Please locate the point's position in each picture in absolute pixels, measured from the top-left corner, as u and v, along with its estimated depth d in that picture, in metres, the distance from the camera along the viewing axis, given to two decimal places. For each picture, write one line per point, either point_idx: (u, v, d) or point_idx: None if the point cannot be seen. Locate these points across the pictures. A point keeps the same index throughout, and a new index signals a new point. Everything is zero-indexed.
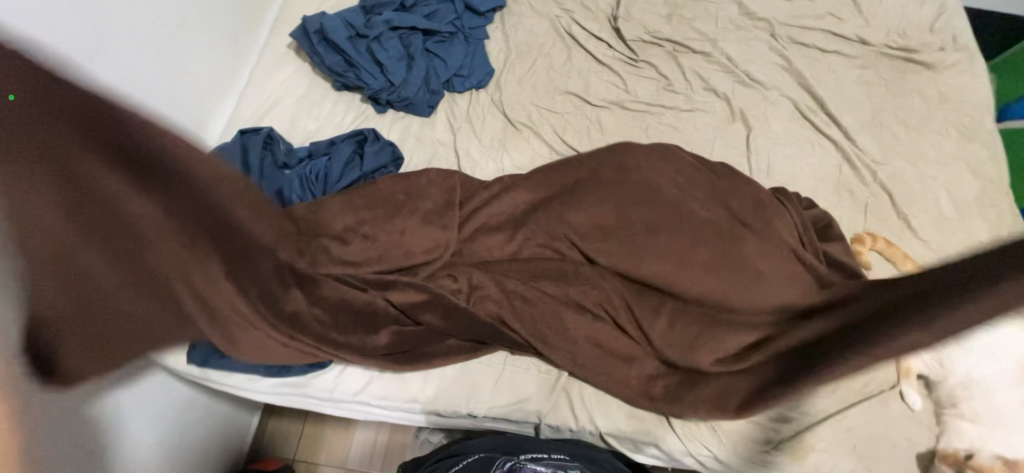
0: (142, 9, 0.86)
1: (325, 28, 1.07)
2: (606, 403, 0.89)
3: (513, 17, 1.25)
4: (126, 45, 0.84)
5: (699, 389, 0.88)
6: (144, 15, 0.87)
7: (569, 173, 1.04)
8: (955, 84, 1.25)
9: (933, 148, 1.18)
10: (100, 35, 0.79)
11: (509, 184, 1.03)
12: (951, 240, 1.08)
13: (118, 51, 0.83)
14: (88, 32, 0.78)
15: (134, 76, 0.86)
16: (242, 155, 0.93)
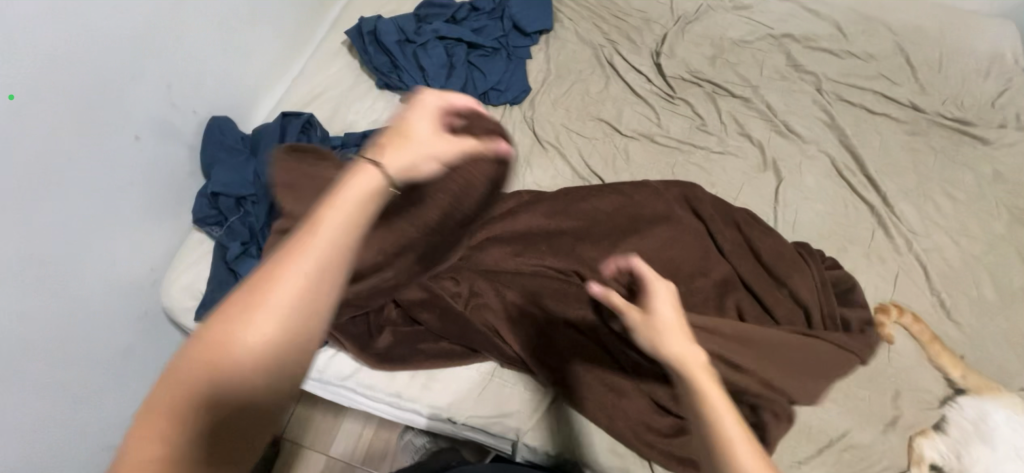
0: None
1: (378, 31, 1.14)
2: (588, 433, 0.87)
3: (558, 41, 1.29)
4: (196, 22, 0.92)
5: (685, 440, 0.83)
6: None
7: (585, 196, 1.05)
8: (1013, 164, 1.18)
9: (980, 227, 1.11)
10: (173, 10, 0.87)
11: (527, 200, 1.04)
12: (988, 327, 1.00)
13: (189, 27, 0.91)
14: (163, 7, 0.85)
15: (199, 50, 0.94)
16: (280, 135, 0.98)
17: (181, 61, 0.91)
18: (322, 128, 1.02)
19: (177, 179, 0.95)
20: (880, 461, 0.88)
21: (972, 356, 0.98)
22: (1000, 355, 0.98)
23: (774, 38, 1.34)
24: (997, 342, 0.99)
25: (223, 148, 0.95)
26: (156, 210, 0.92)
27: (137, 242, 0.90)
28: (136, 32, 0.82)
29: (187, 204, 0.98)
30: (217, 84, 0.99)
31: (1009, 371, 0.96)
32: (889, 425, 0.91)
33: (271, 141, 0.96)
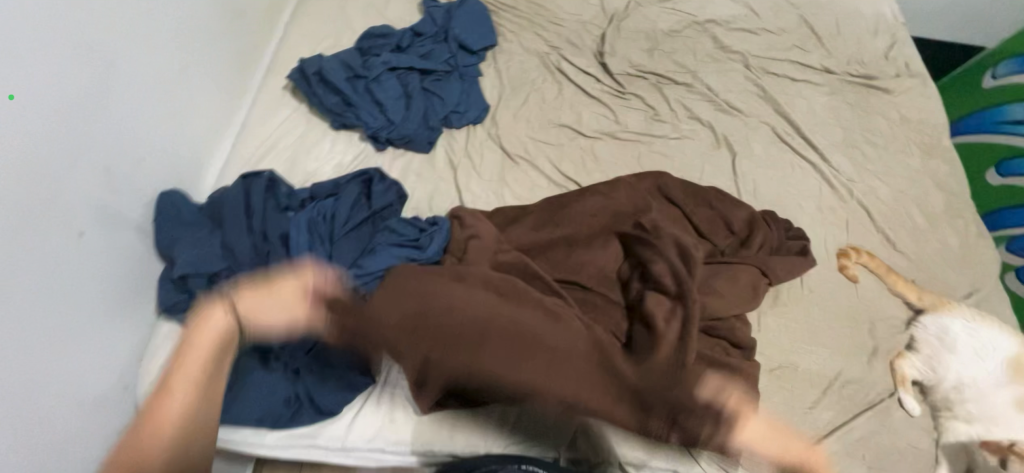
0: (145, 61, 0.86)
1: (323, 70, 1.09)
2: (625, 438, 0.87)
3: (505, 55, 1.30)
4: (129, 93, 0.84)
5: (715, 424, 0.88)
6: (146, 67, 0.87)
7: (570, 193, 1.08)
8: (912, 106, 1.36)
9: (901, 166, 1.27)
10: (109, 79, 0.80)
11: (533, 217, 1.04)
12: (927, 251, 1.15)
13: (121, 103, 0.82)
14: (99, 78, 0.78)
15: (134, 124, 0.85)
16: (245, 199, 0.91)
17: (117, 140, 0.82)
18: (287, 183, 0.96)
19: (132, 269, 0.85)
20: (873, 389, 0.98)
21: (921, 280, 1.11)
22: (941, 272, 1.12)
23: (699, 24, 1.44)
24: (936, 262, 1.14)
25: (183, 226, 0.88)
26: (111, 308, 0.81)
27: (100, 349, 0.80)
28: (75, 108, 0.74)
29: (148, 294, 0.88)
30: (158, 158, 0.90)
31: (950, 285, 1.11)
32: (872, 355, 1.01)
33: (235, 208, 0.89)
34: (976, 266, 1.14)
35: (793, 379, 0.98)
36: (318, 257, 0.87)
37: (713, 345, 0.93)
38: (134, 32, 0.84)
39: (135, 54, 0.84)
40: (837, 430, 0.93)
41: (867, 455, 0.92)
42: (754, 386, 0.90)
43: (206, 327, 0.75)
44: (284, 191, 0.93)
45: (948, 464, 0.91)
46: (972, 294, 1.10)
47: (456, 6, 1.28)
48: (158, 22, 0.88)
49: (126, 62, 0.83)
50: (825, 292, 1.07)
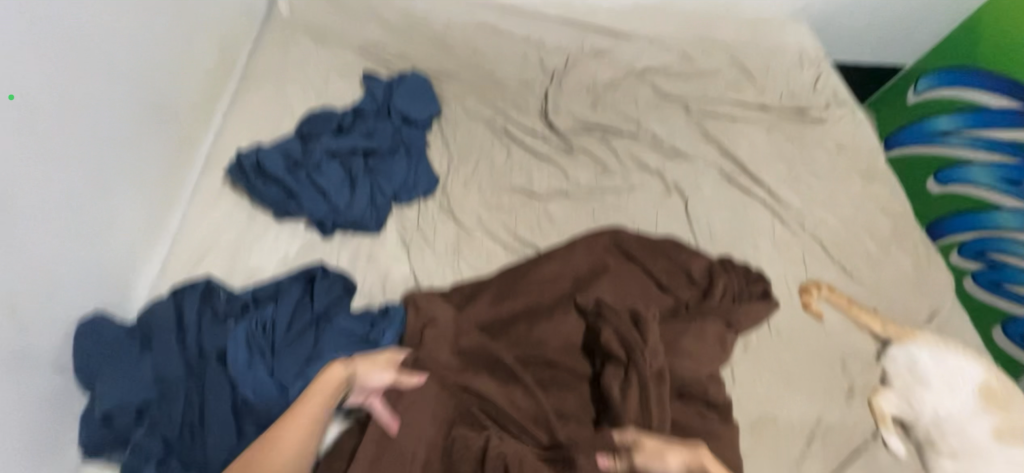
0: (53, 181, 0.80)
1: (261, 162, 1.06)
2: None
3: (451, 123, 1.30)
4: (49, 214, 0.79)
5: None
6: (55, 187, 0.80)
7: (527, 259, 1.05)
8: (846, 134, 1.43)
9: (845, 194, 1.31)
10: (16, 205, 0.74)
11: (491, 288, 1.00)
12: (883, 276, 1.17)
13: (25, 232, 0.75)
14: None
15: (40, 251, 0.78)
16: (177, 315, 0.85)
17: (19, 273, 0.74)
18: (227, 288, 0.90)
19: (47, 412, 0.77)
20: (855, 431, 0.96)
21: (882, 307, 1.13)
22: (899, 297, 1.14)
23: (637, 75, 1.49)
24: (893, 287, 1.16)
25: (107, 353, 0.81)
26: (22, 462, 0.73)
27: None
28: None
29: (68, 436, 0.79)
30: (72, 281, 0.83)
31: (910, 309, 1.13)
32: (848, 394, 1.00)
33: (167, 326, 0.83)
34: (931, 286, 1.17)
35: (775, 431, 0.96)
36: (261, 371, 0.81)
37: (689, 409, 0.90)
38: (62, 146, 0.81)
39: (41, 175, 0.78)
40: None
41: None
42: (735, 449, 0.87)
43: (324, 379, 0.79)
44: (222, 299, 0.87)
45: None
46: (932, 315, 1.12)
47: (396, 81, 1.28)
48: (90, 134, 0.86)
49: (51, 179, 0.79)
50: (793, 332, 1.07)
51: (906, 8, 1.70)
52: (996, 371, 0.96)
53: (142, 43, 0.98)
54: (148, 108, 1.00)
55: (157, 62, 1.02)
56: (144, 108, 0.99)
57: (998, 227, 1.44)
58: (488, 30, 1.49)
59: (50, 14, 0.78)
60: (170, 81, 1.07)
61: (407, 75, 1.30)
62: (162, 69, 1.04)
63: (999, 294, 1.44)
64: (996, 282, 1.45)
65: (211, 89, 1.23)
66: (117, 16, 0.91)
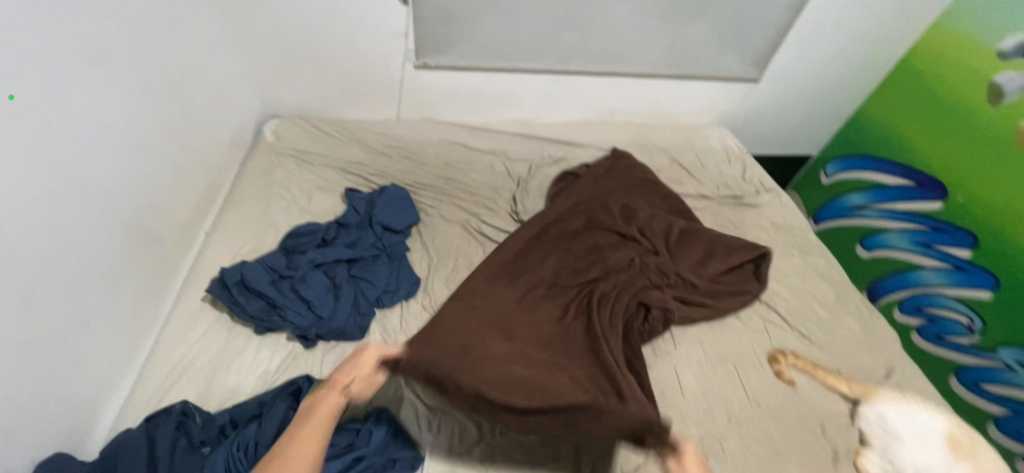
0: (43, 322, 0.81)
1: (244, 278, 1.09)
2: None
3: (428, 228, 1.39)
4: (19, 353, 0.77)
5: None
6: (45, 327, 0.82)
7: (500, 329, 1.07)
8: (777, 214, 1.63)
9: (788, 266, 1.45)
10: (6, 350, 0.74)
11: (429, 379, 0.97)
12: (838, 339, 1.27)
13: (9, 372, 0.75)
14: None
15: (22, 389, 0.77)
16: (148, 447, 0.80)
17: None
18: (203, 411, 0.86)
19: None
20: None
21: (846, 369, 1.20)
22: (856, 357, 1.23)
23: None
24: (850, 349, 1.25)
25: None
26: None
27: None
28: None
29: None
30: (40, 419, 0.80)
31: (869, 368, 1.21)
32: (835, 459, 1.03)
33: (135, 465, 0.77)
34: (882, 345, 1.27)
35: None
36: None
37: None
38: (39, 282, 0.81)
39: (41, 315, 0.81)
40: None
41: None
42: None
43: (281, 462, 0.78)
44: (196, 424, 0.84)
45: None
46: (891, 372, 1.21)
47: (376, 193, 1.39)
48: (84, 269, 0.90)
49: (46, 319, 0.82)
50: (770, 402, 1.11)
51: (820, 102, 1.94)
52: (957, 421, 1.02)
53: (132, 175, 1.04)
54: (133, 234, 1.03)
55: (147, 190, 1.09)
56: (128, 235, 1.02)
57: (927, 284, 1.60)
58: (455, 146, 1.67)
59: (43, 162, 0.82)
60: (158, 207, 1.12)
61: (386, 188, 1.42)
62: (152, 196, 1.10)
63: (946, 346, 1.54)
64: (939, 335, 1.56)
65: (196, 211, 1.29)
66: (108, 155, 0.97)
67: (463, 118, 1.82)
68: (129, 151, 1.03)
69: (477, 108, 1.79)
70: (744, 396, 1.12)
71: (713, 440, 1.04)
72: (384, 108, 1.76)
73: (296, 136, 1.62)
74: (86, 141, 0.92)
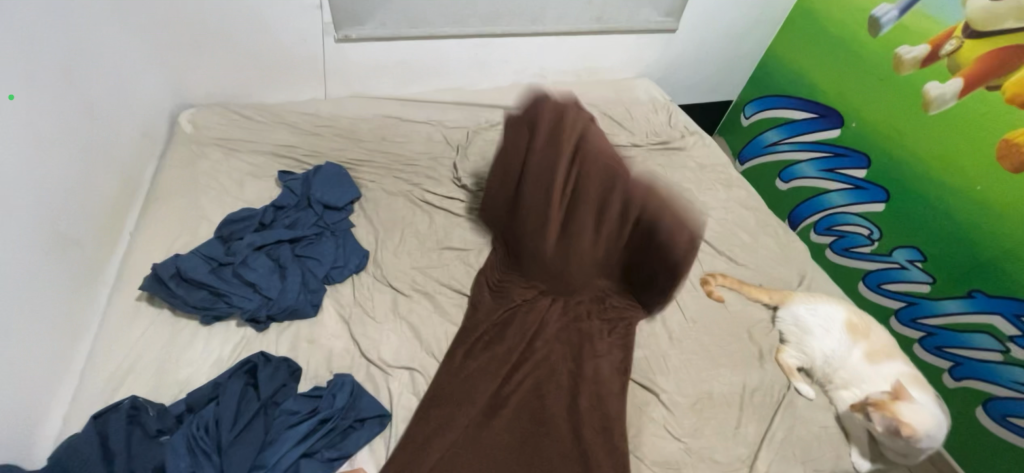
0: None
1: (181, 270, 1.05)
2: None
3: (371, 202, 1.38)
4: None
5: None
6: None
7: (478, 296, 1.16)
8: (702, 154, 1.76)
9: (713, 200, 1.58)
10: None
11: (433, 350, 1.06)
12: (759, 258, 1.41)
13: None
14: None
15: None
16: (100, 443, 0.78)
17: None
18: (155, 403, 0.85)
19: None
20: (773, 387, 1.12)
21: (765, 282, 1.35)
22: (774, 271, 1.39)
23: None
24: (770, 265, 1.40)
25: None
26: None
27: None
28: None
29: None
30: None
31: (786, 279, 1.37)
32: (761, 358, 1.18)
33: (93, 461, 0.75)
34: (795, 257, 1.43)
35: (714, 405, 1.08)
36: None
37: (633, 409, 1.05)
38: None
39: None
40: (763, 440, 1.03)
41: (793, 450, 1.03)
42: (679, 428, 1.03)
43: None
44: (151, 416, 0.83)
45: (851, 431, 1.07)
46: (802, 279, 1.37)
47: (312, 173, 1.36)
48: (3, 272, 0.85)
49: None
50: (703, 319, 1.24)
51: (730, 49, 2.08)
52: (855, 310, 1.18)
53: (38, 173, 0.96)
54: (48, 235, 0.97)
55: (59, 189, 1.01)
56: (40, 236, 0.94)
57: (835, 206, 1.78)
58: (390, 120, 1.65)
59: None
60: (71, 206, 1.04)
61: (320, 167, 1.39)
62: (63, 192, 1.02)
63: (854, 257, 1.73)
64: (846, 248, 1.76)
65: (116, 212, 1.21)
66: (12, 152, 0.90)
67: (394, 91, 1.79)
68: (14, 135, 0.91)
69: (407, 79, 1.76)
70: (682, 317, 1.23)
71: (657, 359, 1.14)
72: (309, 87, 1.69)
73: (217, 124, 1.53)
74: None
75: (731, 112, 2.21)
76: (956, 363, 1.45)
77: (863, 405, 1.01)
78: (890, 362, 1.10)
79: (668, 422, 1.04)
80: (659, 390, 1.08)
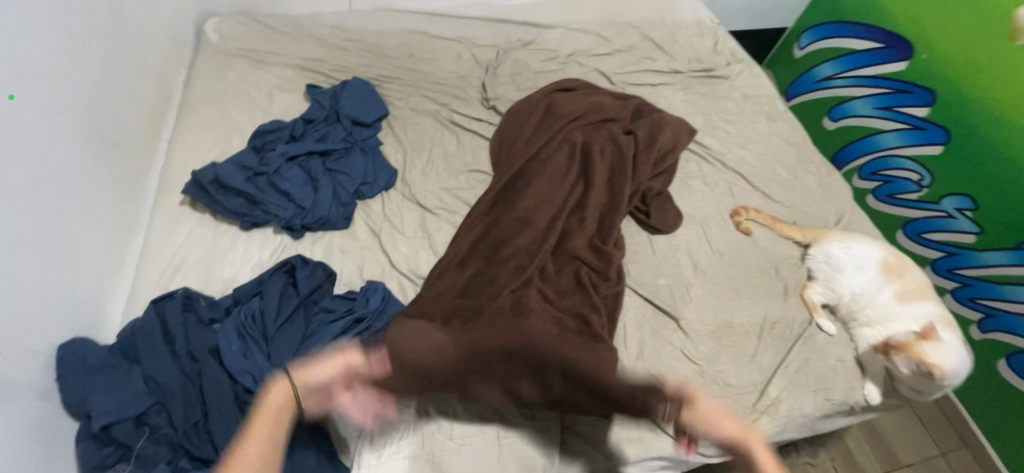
0: (37, 218, 0.83)
1: (219, 177, 1.08)
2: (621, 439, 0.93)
3: (399, 121, 1.36)
4: (25, 248, 0.80)
5: None
6: (40, 224, 0.83)
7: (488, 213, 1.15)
8: (747, 85, 1.63)
9: (755, 134, 1.49)
10: (17, 244, 0.78)
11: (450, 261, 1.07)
12: (797, 195, 1.36)
13: (18, 265, 0.78)
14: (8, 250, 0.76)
15: (31, 280, 0.80)
16: (160, 326, 0.85)
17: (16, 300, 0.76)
18: (204, 295, 0.91)
19: (48, 430, 0.76)
20: (794, 321, 1.13)
21: (799, 220, 1.31)
22: (811, 210, 1.33)
23: (562, 58, 1.60)
24: (806, 203, 1.34)
25: (91, 374, 0.79)
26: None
27: None
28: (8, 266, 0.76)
29: (66, 458, 0.78)
30: (54, 307, 0.84)
31: (822, 218, 1.32)
32: (785, 293, 1.17)
33: (156, 340, 0.83)
34: (836, 196, 1.36)
35: (732, 334, 1.10)
36: (257, 357, 0.85)
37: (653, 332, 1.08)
38: (26, 182, 0.82)
39: (33, 211, 0.82)
40: (778, 368, 1.06)
41: (808, 380, 1.05)
42: (694, 351, 1.07)
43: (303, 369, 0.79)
44: (204, 305, 0.89)
45: (868, 366, 1.06)
46: (840, 219, 1.32)
47: (340, 87, 1.34)
48: (62, 169, 0.90)
49: (45, 214, 0.85)
50: (731, 253, 1.22)
51: None
52: (893, 249, 1.14)
53: (81, 75, 0.97)
54: (93, 137, 1.00)
55: (100, 93, 1.03)
56: (87, 142, 0.97)
57: (887, 148, 1.65)
58: (417, 36, 1.58)
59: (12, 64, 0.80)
60: (112, 110, 1.06)
61: (347, 82, 1.37)
62: (102, 96, 1.03)
63: (898, 203, 1.64)
64: (891, 195, 1.66)
65: (153, 119, 1.23)
66: (59, 54, 0.92)
67: (421, 5, 1.69)
68: (57, 34, 0.92)
69: None
70: (709, 250, 1.22)
71: (679, 287, 1.15)
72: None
73: (243, 35, 1.49)
74: (39, 37, 0.87)
75: (784, 41, 2.02)
76: (987, 316, 1.39)
77: (887, 343, 1.00)
78: (922, 303, 1.08)
79: (685, 346, 1.07)
80: (679, 316, 1.11)
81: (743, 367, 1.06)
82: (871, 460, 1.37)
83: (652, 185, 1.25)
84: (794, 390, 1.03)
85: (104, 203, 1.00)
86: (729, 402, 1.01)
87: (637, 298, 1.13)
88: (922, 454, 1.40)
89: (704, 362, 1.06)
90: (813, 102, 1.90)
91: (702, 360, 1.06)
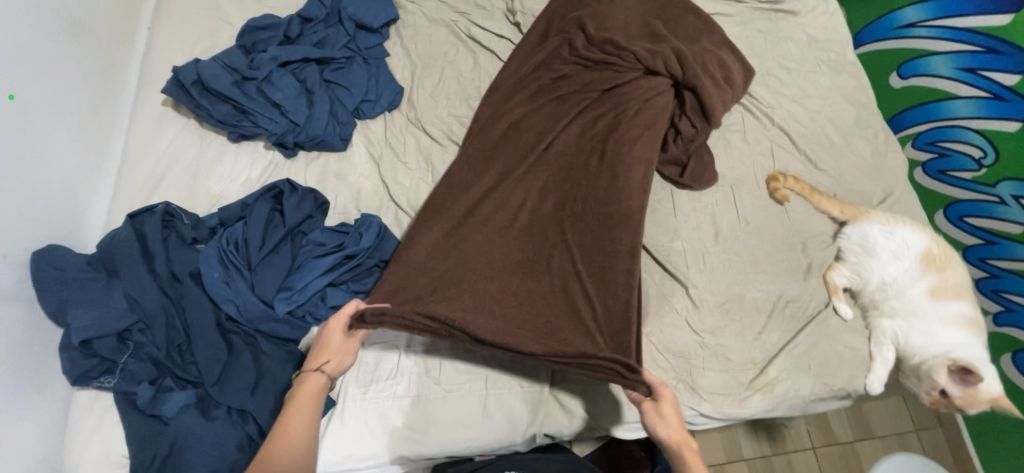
0: None
1: (203, 78, 0.96)
2: (614, 405, 0.91)
3: (410, 29, 1.18)
4: None
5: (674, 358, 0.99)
6: None
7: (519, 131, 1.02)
8: (818, 25, 1.38)
9: (814, 86, 1.30)
10: None
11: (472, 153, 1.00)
12: (845, 164, 1.21)
13: None
14: None
15: None
16: (139, 242, 0.82)
17: None
18: (188, 213, 0.87)
19: (29, 337, 0.75)
20: (811, 302, 1.06)
21: (842, 194, 1.18)
22: (857, 183, 1.19)
23: None
24: (853, 174, 1.20)
25: (71, 285, 0.78)
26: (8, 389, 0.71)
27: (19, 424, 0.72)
28: None
29: (50, 365, 0.77)
30: (23, 211, 0.78)
31: (866, 194, 1.19)
32: (807, 272, 1.09)
33: (136, 257, 0.80)
34: (888, 171, 1.22)
35: (742, 308, 1.04)
36: (238, 285, 0.82)
37: (661, 299, 1.03)
38: None
39: None
40: (783, 349, 1.01)
41: (814, 363, 1.00)
42: (699, 321, 1.02)
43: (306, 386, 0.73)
44: (185, 224, 0.85)
45: (881, 359, 1.00)
46: (885, 198, 1.19)
47: None
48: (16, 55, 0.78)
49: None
50: (759, 222, 1.12)
51: None
52: (939, 240, 1.04)
53: None
54: (53, 17, 0.86)
55: None
56: (43, 34, 0.84)
57: (957, 118, 1.34)
58: None
59: None
60: None
61: None
62: None
63: (948, 181, 1.40)
64: (942, 171, 1.41)
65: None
66: None
67: None
68: None
69: None
70: (735, 214, 1.12)
71: (695, 253, 1.08)
72: None
73: None
74: None
75: None
76: (1006, 310, 1.28)
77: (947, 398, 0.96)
78: (955, 301, 1.01)
79: (690, 315, 1.02)
80: (689, 283, 1.04)
81: (744, 345, 1.02)
82: (845, 429, 1.34)
83: (686, 129, 1.11)
84: (795, 373, 0.99)
85: (74, 97, 0.90)
86: (725, 377, 0.99)
87: (649, 261, 1.06)
88: (898, 430, 1.35)
89: (707, 335, 1.01)
90: (876, 55, 1.55)
91: (705, 331, 1.01)
